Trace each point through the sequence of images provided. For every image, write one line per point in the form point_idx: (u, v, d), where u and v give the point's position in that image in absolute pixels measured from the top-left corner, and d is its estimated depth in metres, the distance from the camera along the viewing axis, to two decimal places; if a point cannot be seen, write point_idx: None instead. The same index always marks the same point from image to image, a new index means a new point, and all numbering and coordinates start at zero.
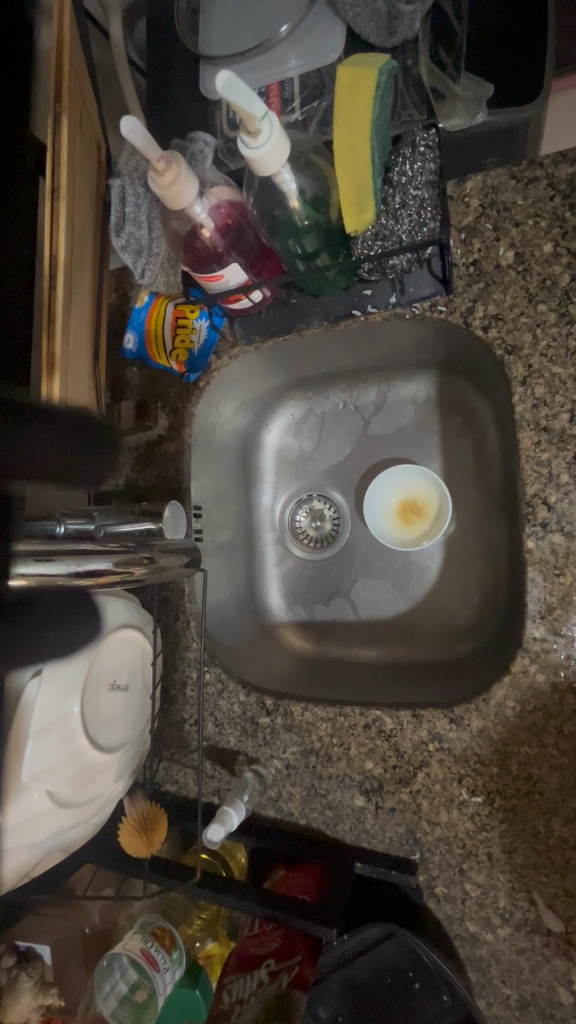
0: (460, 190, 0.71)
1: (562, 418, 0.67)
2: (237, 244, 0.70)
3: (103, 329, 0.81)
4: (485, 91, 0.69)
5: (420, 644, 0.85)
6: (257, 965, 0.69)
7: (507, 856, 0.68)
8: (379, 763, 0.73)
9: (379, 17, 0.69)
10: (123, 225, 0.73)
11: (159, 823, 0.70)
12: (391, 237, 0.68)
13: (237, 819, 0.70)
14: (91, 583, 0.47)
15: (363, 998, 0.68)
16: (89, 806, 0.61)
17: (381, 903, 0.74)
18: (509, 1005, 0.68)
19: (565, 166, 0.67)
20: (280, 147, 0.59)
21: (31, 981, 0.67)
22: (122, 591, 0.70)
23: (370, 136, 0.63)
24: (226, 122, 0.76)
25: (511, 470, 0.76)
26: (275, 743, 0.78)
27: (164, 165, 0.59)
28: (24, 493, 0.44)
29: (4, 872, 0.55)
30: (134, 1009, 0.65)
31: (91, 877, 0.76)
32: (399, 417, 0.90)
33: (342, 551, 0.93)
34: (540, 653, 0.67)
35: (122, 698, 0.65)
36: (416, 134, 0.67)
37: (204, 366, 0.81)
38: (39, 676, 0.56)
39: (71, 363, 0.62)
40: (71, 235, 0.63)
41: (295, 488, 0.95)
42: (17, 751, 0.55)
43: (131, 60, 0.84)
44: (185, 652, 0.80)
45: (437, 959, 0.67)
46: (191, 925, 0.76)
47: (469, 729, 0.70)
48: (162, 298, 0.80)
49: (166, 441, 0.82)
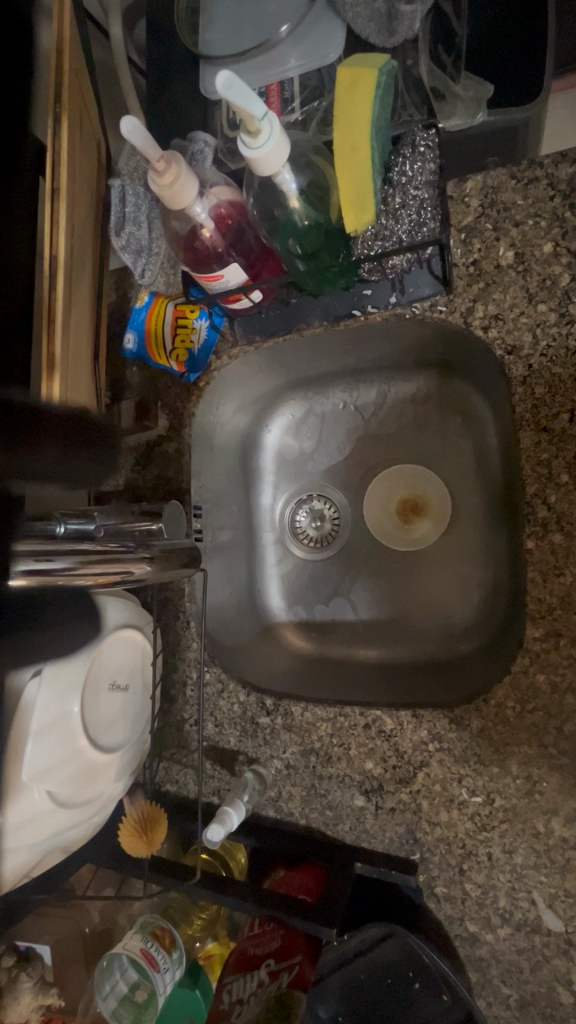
0: (460, 191, 0.71)
1: (562, 418, 0.67)
2: (237, 244, 0.70)
3: (103, 329, 0.81)
4: (485, 91, 0.68)
5: (417, 643, 0.85)
6: (257, 965, 0.69)
7: (507, 856, 0.68)
8: (379, 763, 0.73)
9: (379, 17, 0.69)
10: (123, 225, 0.73)
11: (159, 823, 0.70)
12: (392, 238, 0.69)
13: (236, 819, 0.70)
14: (90, 583, 0.47)
15: (363, 998, 0.69)
16: (89, 806, 0.61)
17: (384, 901, 0.73)
18: (509, 1005, 0.68)
19: (565, 166, 0.67)
20: (280, 147, 0.59)
21: (32, 981, 0.69)
22: (123, 592, 0.70)
23: (370, 138, 0.63)
24: (226, 122, 0.76)
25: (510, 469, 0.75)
26: (275, 743, 0.78)
27: (164, 165, 0.59)
28: (24, 494, 0.44)
29: (5, 872, 0.55)
30: (134, 1009, 0.65)
31: (91, 877, 0.76)
32: (400, 417, 0.90)
33: (342, 549, 0.93)
34: (540, 653, 0.67)
35: (122, 698, 0.65)
36: (415, 134, 0.68)
37: (205, 366, 0.81)
38: (39, 675, 0.56)
39: (71, 363, 0.63)
40: (71, 236, 0.63)
41: (295, 488, 0.95)
42: (17, 751, 0.55)
43: (132, 60, 0.84)
44: (185, 652, 0.81)
45: (437, 959, 0.67)
46: (191, 925, 0.76)
47: (469, 729, 0.70)
48: (161, 298, 0.80)
49: (166, 441, 0.83)
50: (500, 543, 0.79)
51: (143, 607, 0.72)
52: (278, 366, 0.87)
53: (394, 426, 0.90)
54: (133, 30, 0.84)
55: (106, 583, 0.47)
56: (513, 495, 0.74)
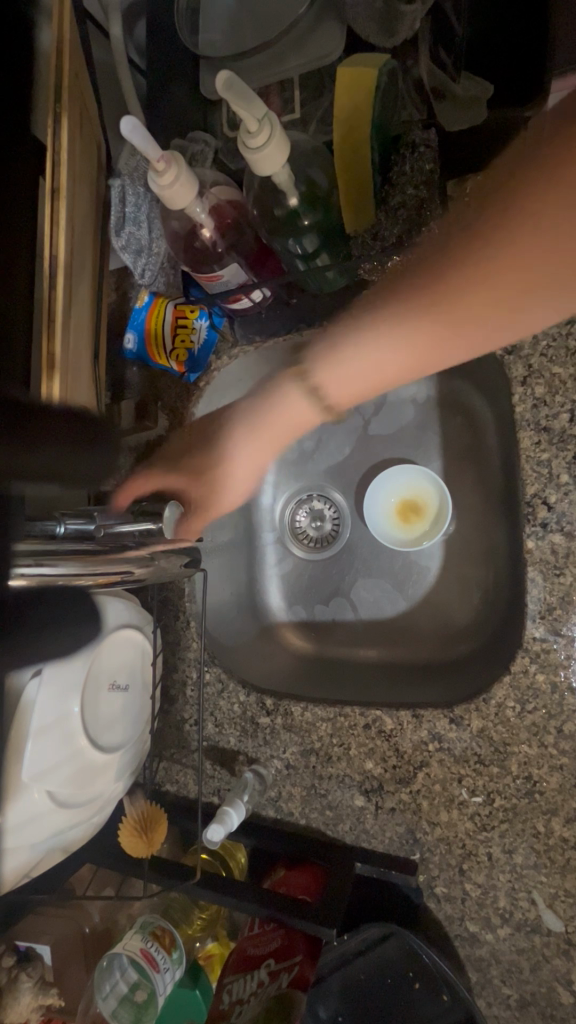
0: (460, 187, 0.71)
1: (562, 418, 0.67)
2: (237, 244, 0.70)
3: (103, 329, 0.81)
4: (485, 91, 0.70)
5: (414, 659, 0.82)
6: (257, 965, 0.68)
7: (507, 856, 0.68)
8: (379, 763, 0.73)
9: (379, 17, 0.70)
10: (123, 225, 0.75)
11: (159, 823, 0.71)
12: (392, 237, 0.68)
13: (236, 819, 0.71)
14: (93, 585, 0.47)
15: (363, 996, 0.69)
16: (89, 806, 0.61)
17: (380, 902, 0.73)
18: (509, 1005, 0.69)
19: None
20: (279, 147, 0.60)
21: (31, 981, 0.68)
22: (123, 591, 0.70)
23: (370, 137, 0.65)
24: (226, 123, 0.76)
25: (511, 467, 0.74)
26: (275, 743, 0.78)
27: (164, 165, 0.59)
28: (26, 493, 0.44)
29: (5, 873, 0.55)
30: (134, 1009, 0.64)
31: (91, 877, 0.76)
32: (400, 417, 0.89)
33: (342, 554, 0.92)
34: (540, 653, 0.67)
35: (122, 698, 0.65)
36: (415, 134, 0.68)
37: (205, 366, 0.82)
38: (39, 676, 0.56)
39: (71, 364, 0.63)
40: (71, 236, 0.63)
41: (294, 488, 0.95)
42: (17, 752, 0.55)
43: (132, 59, 0.84)
44: (185, 652, 0.81)
45: (437, 959, 0.67)
46: (192, 925, 0.76)
47: (469, 729, 0.69)
48: (161, 297, 0.80)
49: (164, 442, 0.85)
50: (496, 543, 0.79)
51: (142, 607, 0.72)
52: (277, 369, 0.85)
53: (393, 427, 0.89)
54: (133, 30, 0.83)
55: (107, 583, 0.47)
56: (510, 495, 0.74)
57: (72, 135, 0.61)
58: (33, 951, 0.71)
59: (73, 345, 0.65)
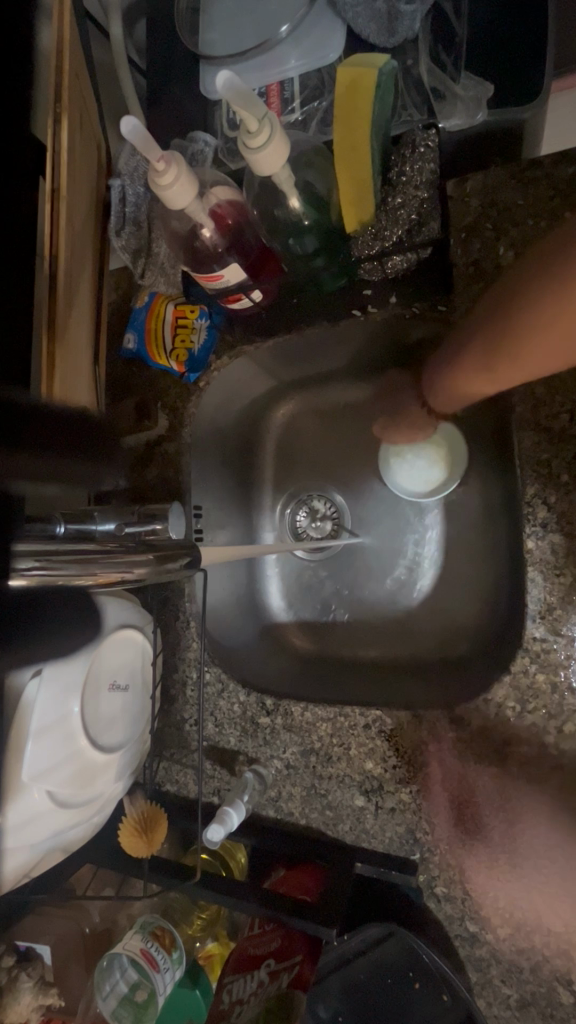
0: (461, 190, 0.71)
1: (562, 418, 0.68)
2: (237, 243, 0.69)
3: (104, 329, 0.82)
4: (485, 91, 0.68)
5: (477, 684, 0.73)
6: (257, 965, 0.69)
7: (507, 856, 0.68)
8: (379, 763, 0.73)
9: (379, 18, 0.70)
10: (123, 225, 0.77)
11: (159, 823, 0.70)
12: (393, 238, 0.70)
13: (237, 819, 0.71)
14: (95, 584, 0.46)
15: (366, 998, 0.69)
16: (89, 806, 0.61)
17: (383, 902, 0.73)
18: (509, 1005, 0.68)
19: (564, 166, 0.68)
20: (279, 147, 0.60)
21: (32, 981, 0.67)
22: (123, 592, 0.70)
23: (370, 136, 0.64)
24: (226, 122, 0.76)
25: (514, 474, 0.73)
26: (275, 743, 0.78)
27: (163, 165, 0.59)
28: (25, 494, 0.42)
29: (5, 872, 0.55)
30: (134, 1009, 0.65)
31: (91, 877, 0.77)
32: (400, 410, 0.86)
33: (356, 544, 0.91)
34: (540, 653, 0.67)
35: (122, 697, 0.65)
36: (416, 135, 0.69)
37: (204, 366, 0.81)
38: (40, 676, 0.56)
39: (71, 363, 0.63)
40: (71, 237, 0.64)
41: (294, 489, 0.97)
42: (17, 750, 0.55)
43: (132, 58, 0.84)
44: (185, 652, 0.81)
45: (437, 959, 0.67)
46: (191, 925, 0.75)
47: (469, 729, 0.70)
48: (161, 298, 0.80)
49: (166, 441, 0.84)
50: (498, 525, 0.78)
51: (143, 608, 0.71)
52: (299, 355, 0.86)
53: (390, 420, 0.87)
54: (133, 29, 0.83)
55: (107, 584, 0.46)
56: (506, 481, 0.76)
57: (72, 136, 0.61)
58: (33, 951, 0.71)
59: (73, 344, 0.65)
